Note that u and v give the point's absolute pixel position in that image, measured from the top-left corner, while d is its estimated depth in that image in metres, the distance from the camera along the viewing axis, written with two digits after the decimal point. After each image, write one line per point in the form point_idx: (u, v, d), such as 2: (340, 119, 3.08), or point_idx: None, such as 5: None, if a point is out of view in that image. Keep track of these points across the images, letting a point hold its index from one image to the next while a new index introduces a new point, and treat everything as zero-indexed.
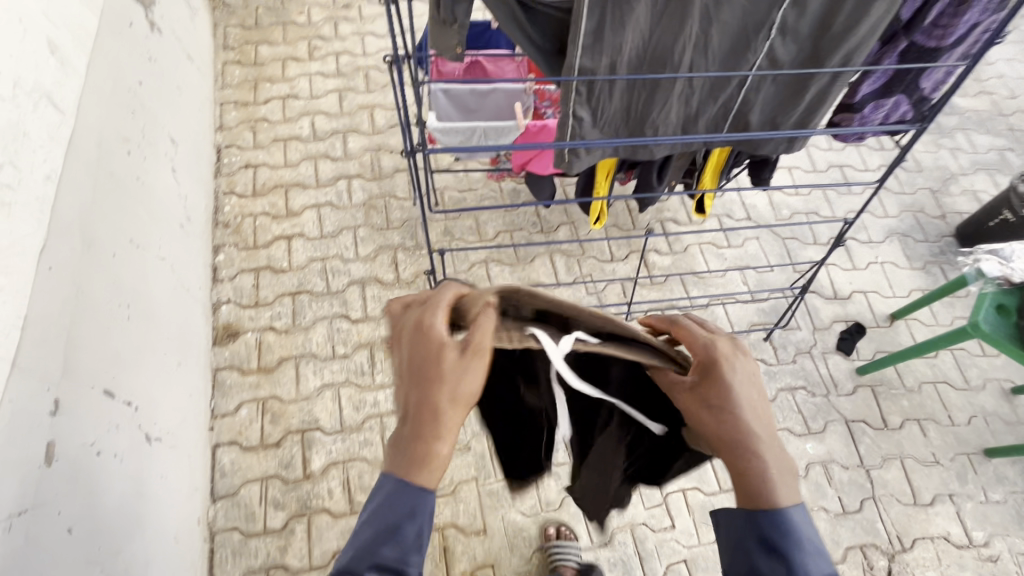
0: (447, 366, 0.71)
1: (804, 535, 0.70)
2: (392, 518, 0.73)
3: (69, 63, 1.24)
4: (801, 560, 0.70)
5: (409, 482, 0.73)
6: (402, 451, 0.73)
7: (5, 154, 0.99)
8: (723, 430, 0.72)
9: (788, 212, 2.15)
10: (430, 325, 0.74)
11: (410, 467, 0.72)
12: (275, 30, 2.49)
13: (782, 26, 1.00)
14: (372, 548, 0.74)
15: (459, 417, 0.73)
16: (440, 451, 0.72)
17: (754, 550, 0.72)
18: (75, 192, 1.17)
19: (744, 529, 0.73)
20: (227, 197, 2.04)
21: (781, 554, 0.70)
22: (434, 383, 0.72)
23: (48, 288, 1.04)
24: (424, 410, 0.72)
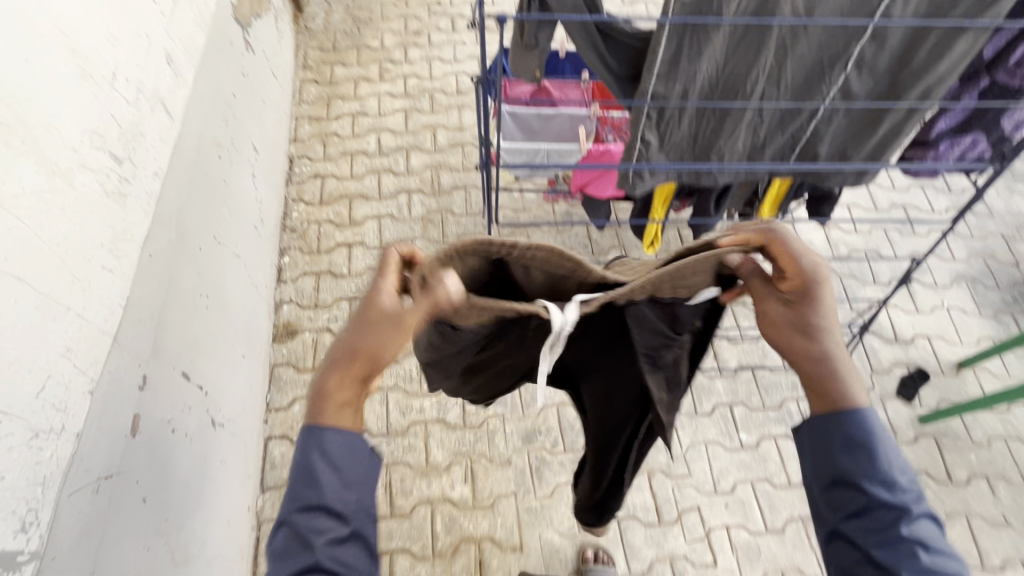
0: (372, 325, 0.79)
1: (885, 434, 0.75)
2: (312, 460, 0.73)
3: (180, 74, 1.38)
4: (888, 460, 0.74)
5: (314, 423, 0.76)
6: (311, 393, 0.79)
7: (125, 150, 1.10)
8: (806, 341, 0.81)
9: (846, 249, 2.10)
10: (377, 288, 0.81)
11: (314, 408, 0.77)
12: (350, 53, 2.66)
13: (859, 61, 1.01)
14: (295, 490, 0.72)
15: (362, 371, 0.80)
16: (337, 393, 0.78)
17: (841, 453, 0.76)
18: (174, 189, 1.29)
19: (830, 436, 0.77)
20: (296, 203, 2.17)
21: (870, 456, 0.74)
22: (358, 336, 0.79)
23: (147, 272, 1.13)
24: (345, 354, 0.80)
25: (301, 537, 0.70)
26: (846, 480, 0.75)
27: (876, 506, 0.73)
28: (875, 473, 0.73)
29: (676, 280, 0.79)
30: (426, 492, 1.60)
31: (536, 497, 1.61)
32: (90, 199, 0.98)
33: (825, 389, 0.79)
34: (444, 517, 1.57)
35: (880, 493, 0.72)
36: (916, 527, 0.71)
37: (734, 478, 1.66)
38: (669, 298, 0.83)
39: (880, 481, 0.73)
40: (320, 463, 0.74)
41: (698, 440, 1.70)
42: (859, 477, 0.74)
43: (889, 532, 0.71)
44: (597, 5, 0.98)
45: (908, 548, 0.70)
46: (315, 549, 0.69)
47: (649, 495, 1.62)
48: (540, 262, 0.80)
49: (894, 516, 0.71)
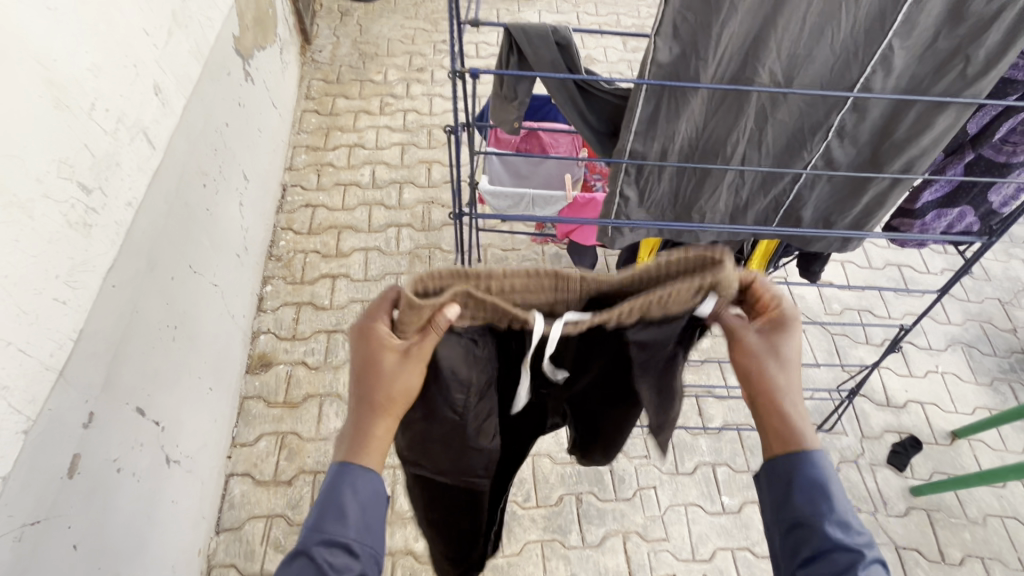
0: (387, 366, 0.69)
1: (835, 476, 0.73)
2: (342, 492, 0.69)
3: (169, 104, 1.39)
4: (840, 501, 0.72)
5: (347, 465, 0.70)
6: (343, 439, 0.72)
7: (96, 180, 1.09)
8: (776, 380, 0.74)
9: (840, 306, 2.05)
10: (373, 330, 0.70)
11: (351, 452, 0.71)
12: (353, 86, 2.70)
13: (840, 130, 0.99)
14: (318, 522, 0.68)
15: (398, 411, 0.71)
16: (378, 435, 0.71)
17: (796, 495, 0.73)
18: (149, 219, 1.27)
19: (785, 479, 0.74)
20: (284, 232, 2.16)
21: (822, 496, 0.72)
22: (374, 386, 0.70)
23: (107, 304, 1.10)
24: (370, 405, 0.70)
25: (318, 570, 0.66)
26: (801, 523, 0.72)
27: (833, 549, 0.69)
28: (829, 515, 0.71)
29: (664, 306, 0.67)
30: (388, 543, 1.52)
31: (504, 554, 1.53)
32: (50, 231, 0.97)
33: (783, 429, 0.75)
34: (405, 571, 1.49)
35: (833, 534, 0.70)
36: (870, 572, 0.68)
37: (714, 545, 1.57)
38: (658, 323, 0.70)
39: (833, 523, 0.70)
40: (350, 500, 0.69)
41: (677, 502, 1.63)
42: (813, 519, 0.71)
43: None
44: (576, 63, 0.97)
45: None
46: None
47: (623, 558, 1.54)
48: (524, 294, 0.69)
49: (849, 559, 0.68)
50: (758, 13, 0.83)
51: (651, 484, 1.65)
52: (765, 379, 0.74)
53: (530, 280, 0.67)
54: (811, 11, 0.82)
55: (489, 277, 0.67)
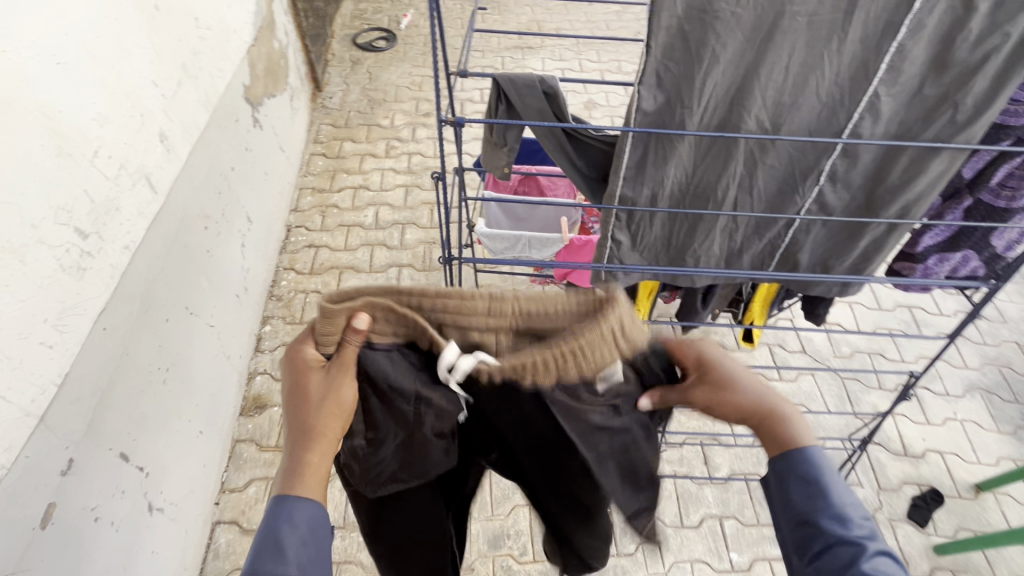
0: (315, 387, 0.67)
1: (832, 472, 0.70)
2: (278, 529, 0.65)
3: (174, 150, 1.43)
4: (840, 495, 0.69)
5: (285, 496, 0.66)
6: (279, 471, 0.68)
7: (94, 225, 1.11)
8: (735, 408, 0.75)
9: (849, 348, 1.99)
10: (299, 352, 0.69)
11: (287, 482, 0.66)
12: (360, 130, 2.79)
13: (832, 174, 0.98)
14: (254, 563, 0.64)
15: (335, 433, 0.67)
16: (313, 460, 0.66)
17: (795, 495, 0.71)
18: (146, 262, 1.29)
19: (784, 485, 0.72)
20: (286, 272, 2.18)
21: (819, 494, 0.69)
22: (304, 409, 0.66)
23: (96, 347, 1.10)
24: (301, 432, 0.66)
25: None
26: (803, 522, 0.70)
27: (835, 544, 0.67)
28: (828, 509, 0.69)
29: (575, 355, 0.66)
30: None
31: None
32: (41, 274, 0.98)
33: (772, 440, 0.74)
34: None
35: (833, 528, 0.67)
36: (875, 566, 0.65)
37: None
38: (574, 374, 0.69)
39: (835, 517, 0.68)
40: (288, 534, 0.65)
41: (683, 558, 1.54)
42: (814, 516, 0.69)
43: (847, 570, 0.65)
44: (563, 111, 0.98)
45: None
46: None
47: None
48: (453, 318, 0.67)
49: (851, 553, 0.65)
50: (740, 63, 0.83)
51: (655, 538, 1.57)
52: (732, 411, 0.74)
53: (459, 303, 0.66)
54: (793, 61, 0.83)
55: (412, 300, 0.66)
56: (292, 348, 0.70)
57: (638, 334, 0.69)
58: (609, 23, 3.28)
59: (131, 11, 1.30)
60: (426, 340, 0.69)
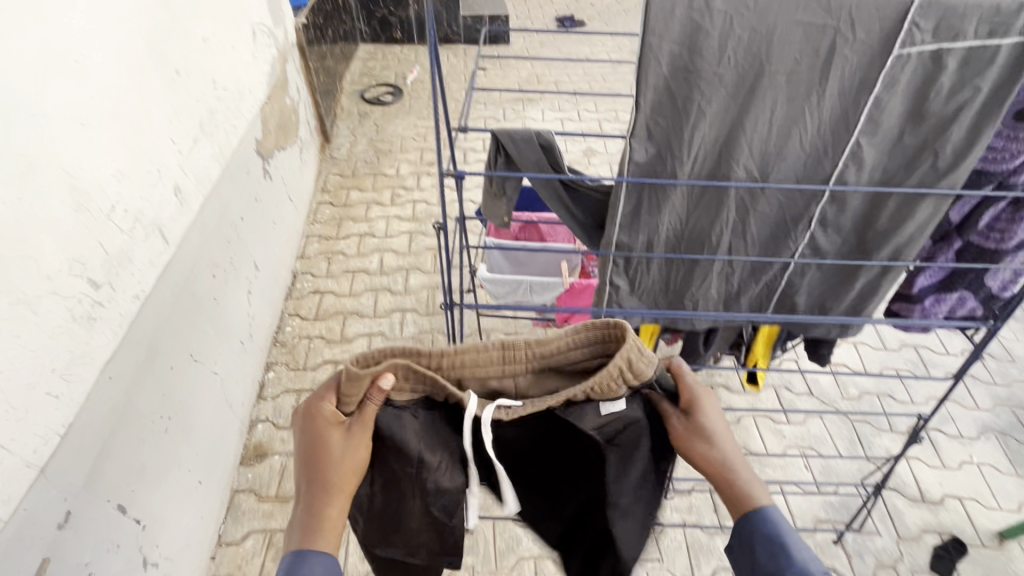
0: (335, 444, 0.71)
1: (790, 530, 0.72)
2: None
3: (187, 203, 1.49)
4: (800, 553, 0.71)
5: (303, 551, 0.68)
6: (296, 526, 0.70)
7: (106, 275, 1.15)
8: (712, 452, 0.76)
9: (857, 390, 1.96)
10: (318, 407, 0.73)
11: (305, 537, 0.69)
12: (367, 179, 2.88)
13: (822, 220, 1.01)
14: None
15: (351, 487, 0.72)
16: (333, 514, 0.70)
17: (760, 557, 0.73)
18: (154, 311, 1.32)
19: (750, 547, 0.74)
20: (291, 318, 2.20)
21: (781, 553, 0.71)
22: (324, 466, 0.71)
23: (101, 397, 1.11)
24: (319, 489, 0.70)
25: None
26: None
27: None
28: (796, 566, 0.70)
29: (584, 385, 0.73)
30: None
31: None
32: (53, 325, 1.00)
33: (736, 491, 0.76)
34: None
35: None
36: None
37: None
38: (583, 401, 0.75)
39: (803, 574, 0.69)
40: None
41: None
42: None
43: None
44: (559, 163, 1.03)
45: None
46: None
47: None
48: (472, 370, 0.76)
49: None
50: (725, 118, 0.87)
51: None
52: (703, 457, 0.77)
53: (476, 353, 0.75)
54: (776, 115, 0.87)
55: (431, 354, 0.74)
56: (309, 403, 0.73)
57: (644, 366, 0.74)
58: (606, 75, 3.45)
59: (153, 75, 1.39)
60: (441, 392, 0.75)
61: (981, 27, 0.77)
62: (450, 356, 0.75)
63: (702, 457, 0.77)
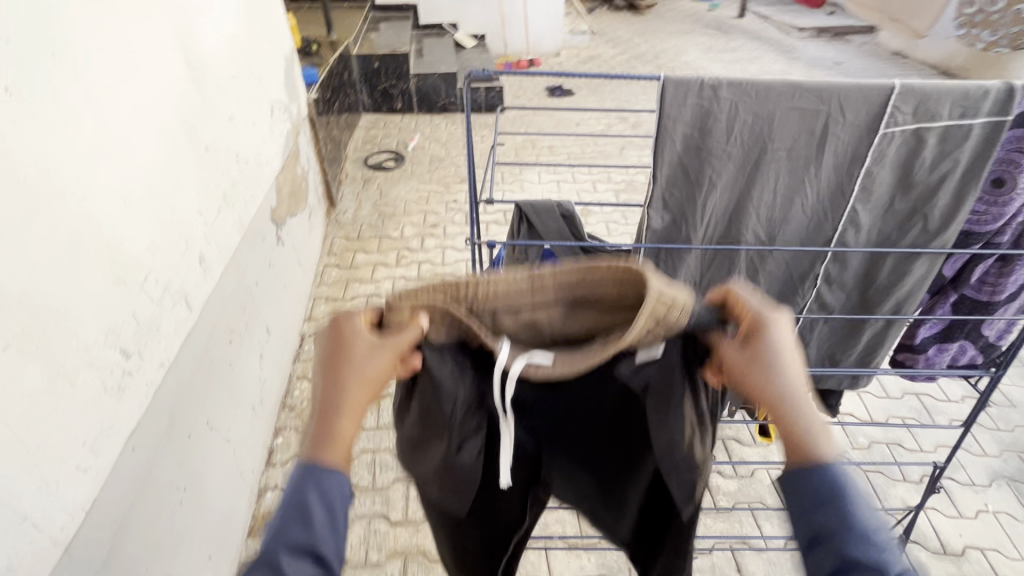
0: (360, 353, 0.66)
1: (850, 485, 0.61)
2: (306, 500, 0.61)
3: (209, 270, 1.53)
4: (858, 512, 0.59)
5: (311, 466, 0.62)
6: (308, 438, 0.65)
7: (136, 345, 1.17)
8: (760, 382, 0.65)
9: (866, 439, 1.98)
10: (347, 320, 0.68)
11: (316, 452, 0.63)
12: (372, 242, 2.97)
13: (827, 277, 1.08)
14: (281, 528, 0.60)
15: (368, 403, 0.66)
16: (345, 429, 0.64)
17: (809, 509, 0.62)
18: (175, 379, 1.32)
19: (795, 495, 0.63)
20: (300, 380, 2.21)
21: (836, 508, 0.60)
22: (343, 375, 0.65)
23: (125, 469, 1.10)
24: (336, 402, 0.64)
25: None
26: (819, 539, 0.60)
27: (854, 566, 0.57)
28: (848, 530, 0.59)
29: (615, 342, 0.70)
30: None
31: None
32: (87, 396, 1.01)
33: (784, 434, 0.64)
34: None
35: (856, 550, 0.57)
36: None
37: None
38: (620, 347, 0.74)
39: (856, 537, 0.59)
40: (315, 503, 0.61)
41: None
42: (830, 533, 0.60)
43: None
44: (580, 231, 1.09)
45: None
46: None
47: None
48: (504, 307, 0.74)
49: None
50: (735, 187, 0.96)
51: None
52: (755, 385, 0.65)
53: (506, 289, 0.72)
54: (778, 184, 0.96)
55: (470, 295, 0.72)
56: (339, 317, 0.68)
57: (679, 317, 0.69)
58: (597, 141, 3.66)
59: (186, 153, 1.47)
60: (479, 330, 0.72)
61: (955, 109, 0.87)
62: (485, 290, 0.72)
63: (748, 387, 0.66)
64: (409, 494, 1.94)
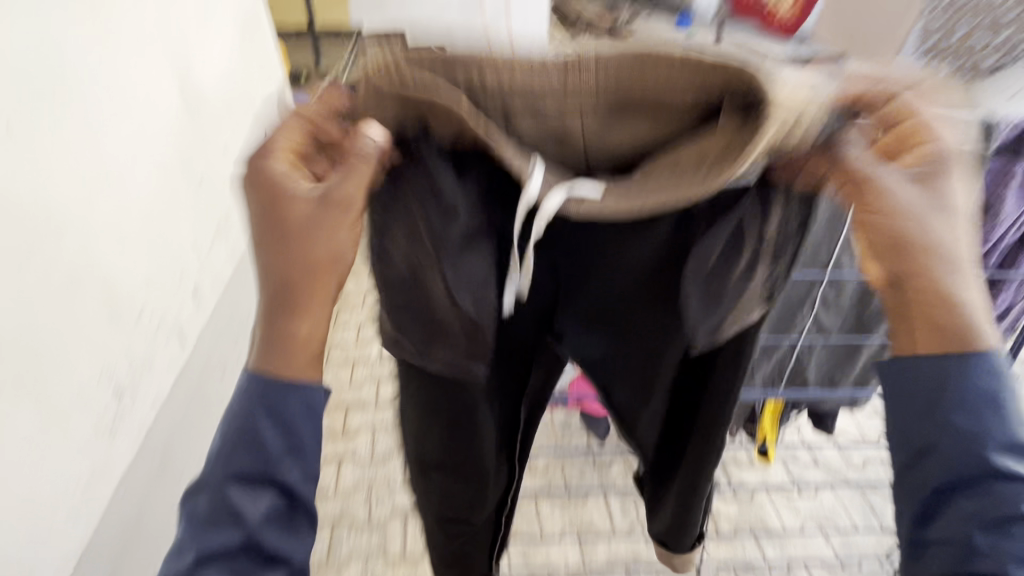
0: (297, 217, 0.61)
1: (1003, 385, 0.60)
2: (250, 413, 0.60)
3: (203, 302, 1.50)
4: (1010, 415, 0.59)
5: (265, 369, 0.61)
6: (265, 331, 0.62)
7: (130, 383, 1.14)
8: (924, 228, 0.61)
9: (861, 458, 2.00)
10: (266, 166, 0.62)
11: (275, 359, 0.61)
12: None
13: (825, 300, 1.13)
14: (227, 446, 0.60)
15: (320, 292, 0.62)
16: (305, 330, 0.62)
17: (956, 404, 0.60)
18: (168, 417, 1.29)
19: (934, 391, 0.61)
20: None
21: (988, 404, 0.59)
22: (282, 242, 0.61)
23: (115, 515, 1.07)
24: (284, 290, 0.61)
25: (229, 511, 0.58)
26: (957, 432, 0.59)
27: (1001, 481, 0.58)
28: (994, 433, 0.59)
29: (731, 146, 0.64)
30: None
31: None
32: (79, 441, 0.98)
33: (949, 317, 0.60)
34: None
35: (1002, 461, 0.58)
36: None
37: None
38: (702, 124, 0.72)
39: (986, 446, 0.59)
40: (268, 418, 0.60)
41: None
42: (982, 432, 0.59)
43: (999, 517, 0.58)
44: None
45: (1022, 541, 0.57)
46: (243, 524, 0.58)
47: None
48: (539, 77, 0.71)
49: (1017, 494, 0.57)
50: None
51: None
52: (921, 230, 0.61)
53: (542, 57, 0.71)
54: None
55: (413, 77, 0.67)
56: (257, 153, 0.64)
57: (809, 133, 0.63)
58: None
59: (182, 185, 1.45)
60: (459, 81, 0.70)
61: None
62: (505, 78, 0.71)
63: (908, 245, 0.61)
64: (406, 528, 1.90)
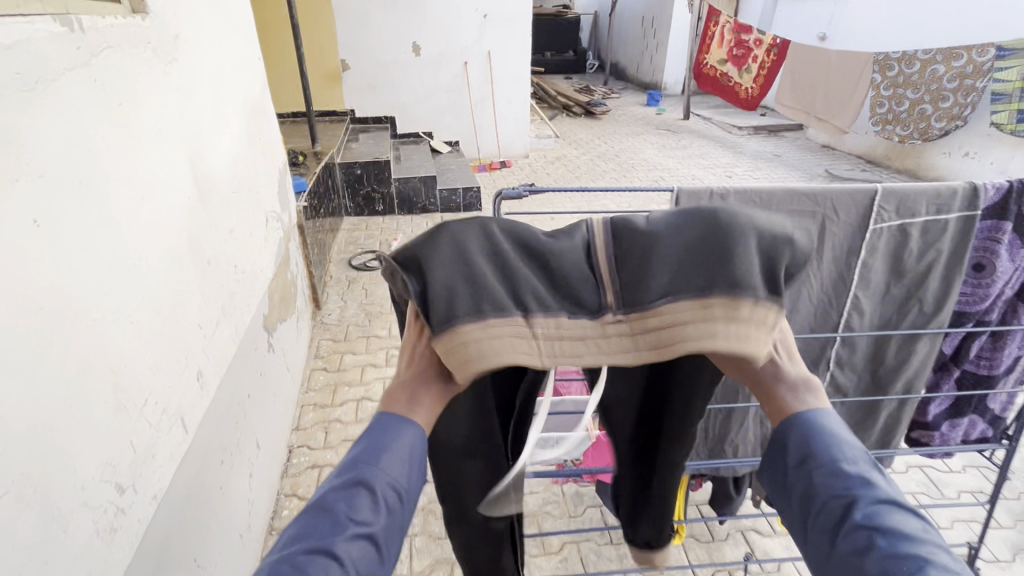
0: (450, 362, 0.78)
1: (829, 431, 0.76)
2: (389, 439, 0.71)
3: (207, 386, 1.47)
4: (835, 444, 0.74)
5: (403, 422, 0.74)
6: (405, 391, 0.77)
7: (132, 477, 1.08)
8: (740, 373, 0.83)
9: None
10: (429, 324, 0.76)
11: (411, 406, 0.76)
12: (360, 342, 2.93)
13: (840, 360, 1.25)
14: (370, 456, 0.70)
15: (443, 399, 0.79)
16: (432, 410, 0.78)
17: (798, 452, 0.76)
18: (168, 510, 1.21)
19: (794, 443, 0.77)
20: (288, 499, 2.04)
21: (815, 441, 0.75)
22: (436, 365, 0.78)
23: None
24: (427, 377, 0.78)
25: (367, 504, 0.66)
26: (804, 465, 0.75)
27: (829, 498, 0.70)
28: (822, 460, 0.73)
29: None
30: None
31: None
32: (77, 544, 0.91)
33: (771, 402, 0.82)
34: None
35: (826, 482, 0.72)
36: (873, 514, 0.66)
37: None
38: None
39: (815, 469, 0.73)
40: (398, 445, 0.71)
41: None
42: (823, 462, 0.73)
43: (844, 523, 0.68)
44: None
45: (862, 536, 0.65)
46: (378, 522, 0.66)
47: None
48: None
49: (843, 504, 0.69)
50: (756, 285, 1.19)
51: None
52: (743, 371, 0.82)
53: None
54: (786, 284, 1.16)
55: None
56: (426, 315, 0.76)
57: None
58: None
59: (190, 268, 1.46)
60: None
61: (930, 205, 1.12)
62: None
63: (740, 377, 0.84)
64: None
